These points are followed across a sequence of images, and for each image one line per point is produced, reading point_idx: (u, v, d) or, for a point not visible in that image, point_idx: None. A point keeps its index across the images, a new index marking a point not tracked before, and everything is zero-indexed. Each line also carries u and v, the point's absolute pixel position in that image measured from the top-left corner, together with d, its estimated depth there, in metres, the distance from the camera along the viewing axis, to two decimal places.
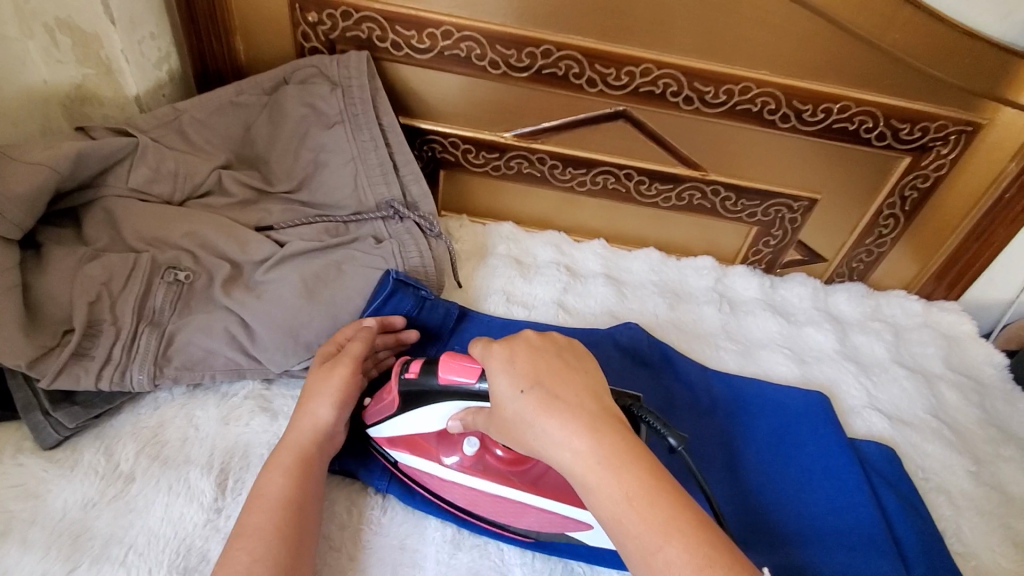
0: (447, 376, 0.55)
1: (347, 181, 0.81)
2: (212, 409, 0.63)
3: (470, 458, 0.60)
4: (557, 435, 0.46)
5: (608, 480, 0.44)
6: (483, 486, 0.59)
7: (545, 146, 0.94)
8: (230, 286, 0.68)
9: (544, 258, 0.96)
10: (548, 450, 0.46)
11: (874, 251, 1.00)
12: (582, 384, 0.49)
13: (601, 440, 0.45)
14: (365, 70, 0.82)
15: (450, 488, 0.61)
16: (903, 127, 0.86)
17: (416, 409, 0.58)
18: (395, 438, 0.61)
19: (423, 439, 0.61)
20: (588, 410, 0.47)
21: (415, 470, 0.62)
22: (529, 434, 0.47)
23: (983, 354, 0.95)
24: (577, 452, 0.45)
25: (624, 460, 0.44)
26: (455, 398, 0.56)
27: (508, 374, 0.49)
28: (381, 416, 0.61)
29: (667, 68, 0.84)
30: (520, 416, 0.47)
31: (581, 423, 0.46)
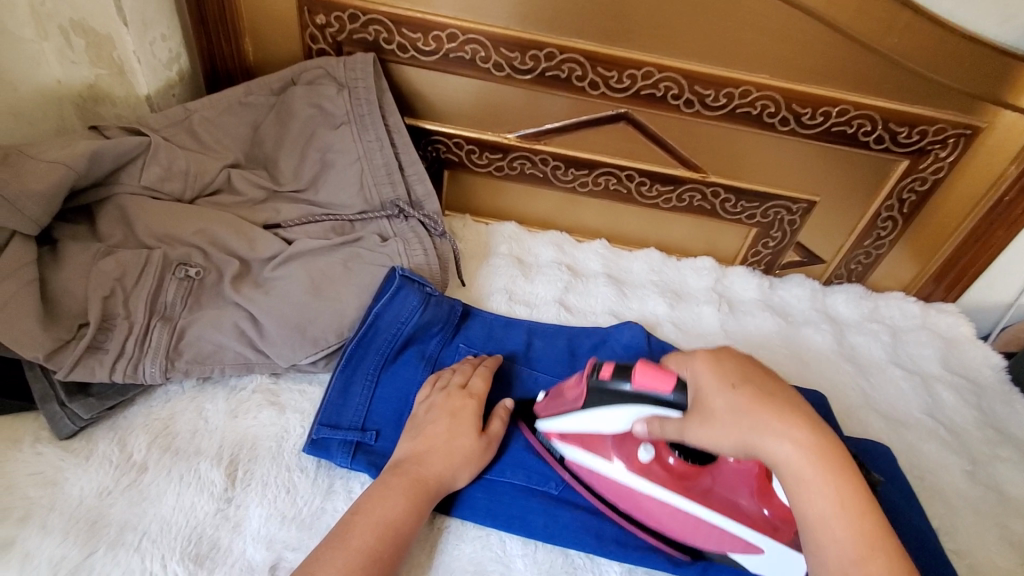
0: (641, 381, 0.55)
1: (353, 181, 0.83)
2: (221, 402, 0.64)
3: (642, 465, 0.61)
4: (779, 433, 0.47)
5: (822, 482, 0.47)
6: (654, 493, 0.60)
7: (549, 147, 0.96)
8: (239, 283, 0.70)
9: (547, 257, 0.98)
10: (765, 441, 0.48)
11: (872, 253, 1.02)
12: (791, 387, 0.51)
13: (820, 444, 0.48)
14: (372, 71, 0.84)
15: (607, 485, 0.63)
16: (901, 130, 0.87)
17: (602, 409, 0.59)
18: (567, 432, 0.64)
19: (599, 436, 0.62)
20: (807, 412, 0.49)
21: (575, 463, 0.65)
22: (742, 429, 0.48)
23: (981, 355, 0.96)
24: (797, 448, 0.47)
25: (834, 466, 0.47)
26: (641, 404, 0.55)
27: (717, 371, 0.51)
28: (557, 410, 0.64)
29: (668, 71, 0.85)
30: (732, 407, 0.49)
31: (803, 422, 0.48)
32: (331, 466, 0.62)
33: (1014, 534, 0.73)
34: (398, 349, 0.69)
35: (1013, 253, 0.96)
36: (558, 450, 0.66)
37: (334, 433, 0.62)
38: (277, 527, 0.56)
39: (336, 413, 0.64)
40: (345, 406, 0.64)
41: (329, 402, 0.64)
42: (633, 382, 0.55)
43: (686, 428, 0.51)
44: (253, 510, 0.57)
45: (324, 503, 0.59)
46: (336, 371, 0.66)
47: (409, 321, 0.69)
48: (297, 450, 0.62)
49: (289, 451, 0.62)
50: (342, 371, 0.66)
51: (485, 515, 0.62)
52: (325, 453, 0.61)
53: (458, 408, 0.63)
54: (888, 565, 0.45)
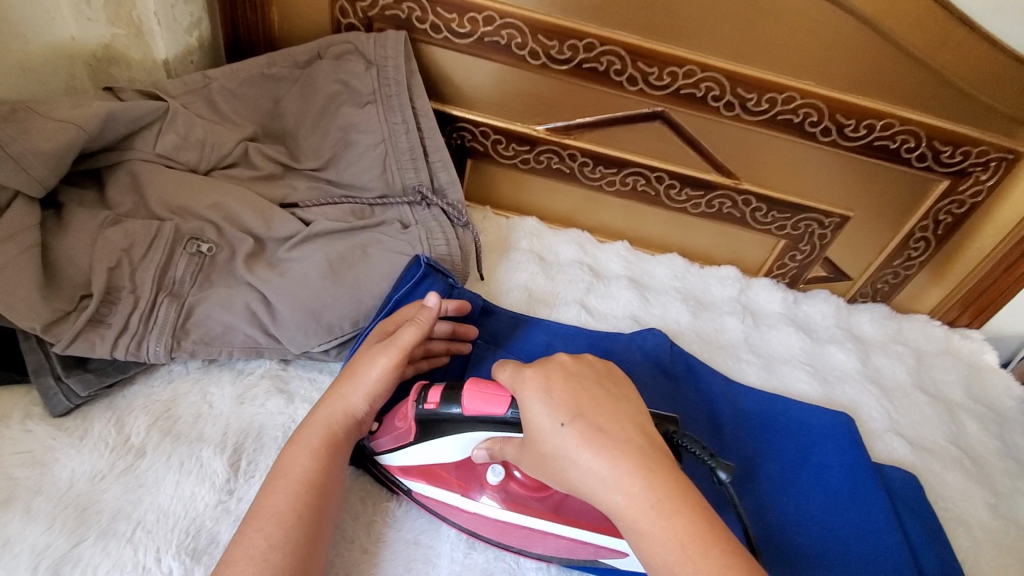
0: (473, 408, 0.53)
1: (376, 163, 0.80)
2: (227, 387, 0.61)
3: (494, 487, 0.58)
4: (606, 473, 0.45)
5: (660, 528, 0.43)
6: (511, 517, 0.58)
7: (577, 142, 0.92)
8: (252, 262, 0.66)
9: (567, 256, 0.95)
10: (597, 492, 0.45)
11: (900, 273, 0.99)
12: (624, 415, 0.49)
13: (653, 482, 0.44)
14: (403, 50, 0.80)
15: (464, 516, 0.60)
16: (945, 149, 0.84)
17: (437, 441, 0.56)
18: (410, 467, 0.60)
19: (441, 469, 0.59)
20: (635, 443, 0.47)
21: (424, 496, 0.61)
22: (576, 477, 0.46)
23: (1003, 385, 0.94)
24: (629, 495, 0.44)
25: (672, 505, 0.44)
26: (480, 429, 0.54)
27: (548, 405, 0.48)
28: (393, 444, 0.59)
29: (711, 71, 0.82)
30: (564, 450, 0.46)
31: (634, 462, 0.45)
32: None
33: None
34: None
35: None
36: (405, 484, 0.61)
37: None
38: None
39: None
40: None
41: None
42: (465, 410, 0.53)
43: (522, 456, 0.52)
44: None
45: None
46: None
47: None
48: None
49: None
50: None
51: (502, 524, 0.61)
52: None
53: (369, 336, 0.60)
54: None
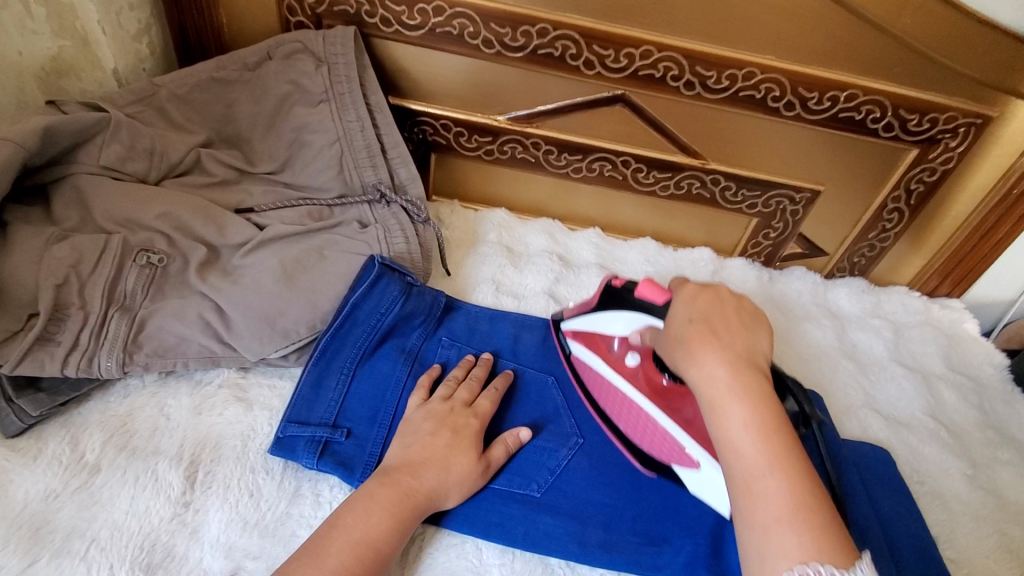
0: (642, 292, 0.60)
1: (331, 162, 0.79)
2: (185, 398, 0.61)
3: (629, 370, 0.65)
4: (703, 358, 0.50)
5: (735, 410, 0.48)
6: (630, 393, 0.64)
7: (540, 130, 0.91)
8: (206, 271, 0.65)
9: (537, 246, 0.95)
10: (691, 371, 0.51)
11: (876, 245, 0.98)
12: (744, 332, 0.52)
13: (740, 373, 0.49)
14: (353, 46, 0.79)
15: (593, 379, 0.68)
16: (912, 117, 0.82)
17: (608, 314, 0.65)
18: (580, 330, 0.69)
19: (602, 339, 0.67)
20: (738, 349, 0.50)
21: (578, 358, 0.70)
22: (679, 358, 0.52)
23: (984, 354, 0.93)
24: (718, 375, 0.49)
25: (755, 407, 0.47)
26: (635, 313, 0.61)
27: (684, 306, 0.55)
28: (580, 310, 0.70)
29: (668, 50, 0.80)
30: (681, 336, 0.53)
31: (728, 355, 0.50)
32: (300, 467, 0.58)
33: (1014, 542, 0.70)
34: (377, 342, 0.66)
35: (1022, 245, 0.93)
36: (569, 347, 0.71)
37: (302, 431, 0.59)
38: (237, 534, 0.52)
39: (306, 410, 0.60)
40: (317, 402, 0.61)
41: (300, 397, 0.61)
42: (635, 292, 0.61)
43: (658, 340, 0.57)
44: (212, 514, 0.53)
45: (290, 507, 0.55)
46: (308, 365, 0.63)
47: (389, 312, 0.66)
48: (263, 450, 0.58)
49: (255, 451, 0.58)
50: (314, 367, 0.62)
51: (469, 521, 0.59)
52: (293, 453, 0.57)
53: (459, 425, 0.59)
54: (790, 490, 0.44)
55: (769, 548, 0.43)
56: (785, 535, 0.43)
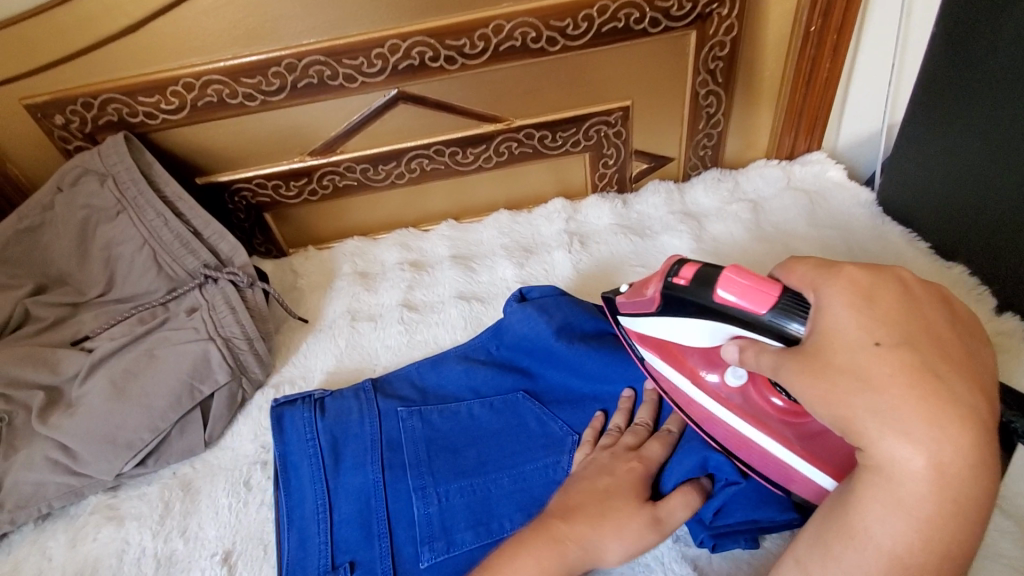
0: (731, 295, 0.49)
1: (149, 264, 0.81)
2: (61, 535, 0.64)
3: (730, 388, 0.56)
4: (924, 436, 0.38)
5: (922, 525, 0.39)
6: (735, 423, 0.55)
7: (346, 154, 0.92)
8: (49, 411, 0.69)
9: (391, 261, 0.96)
10: (891, 437, 0.39)
11: (713, 133, 0.96)
12: (967, 367, 0.41)
13: (971, 470, 0.39)
14: (127, 150, 0.81)
15: (684, 399, 0.60)
16: (670, 4, 0.80)
17: (680, 320, 0.55)
18: (648, 337, 0.61)
19: (681, 351, 0.59)
20: (977, 411, 0.39)
21: (656, 370, 0.62)
22: (856, 409, 0.40)
23: (849, 196, 0.91)
24: (934, 463, 0.38)
25: (952, 517, 0.39)
26: (727, 321, 0.51)
27: (870, 315, 0.43)
28: (633, 309, 0.59)
29: (413, 36, 0.80)
30: (857, 368, 0.41)
31: (965, 439, 0.38)
32: (171, 562, 0.61)
33: None
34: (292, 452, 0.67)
35: (859, 76, 0.91)
36: (641, 352, 0.63)
37: (178, 541, 0.62)
38: None
39: (186, 518, 0.64)
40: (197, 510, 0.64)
41: (182, 507, 0.65)
42: (718, 298, 0.50)
43: (782, 366, 0.45)
44: None
45: None
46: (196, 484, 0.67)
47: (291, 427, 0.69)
48: (135, 559, 0.61)
49: (129, 562, 0.61)
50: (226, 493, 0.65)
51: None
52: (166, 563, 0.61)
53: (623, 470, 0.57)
54: None
55: None
56: None
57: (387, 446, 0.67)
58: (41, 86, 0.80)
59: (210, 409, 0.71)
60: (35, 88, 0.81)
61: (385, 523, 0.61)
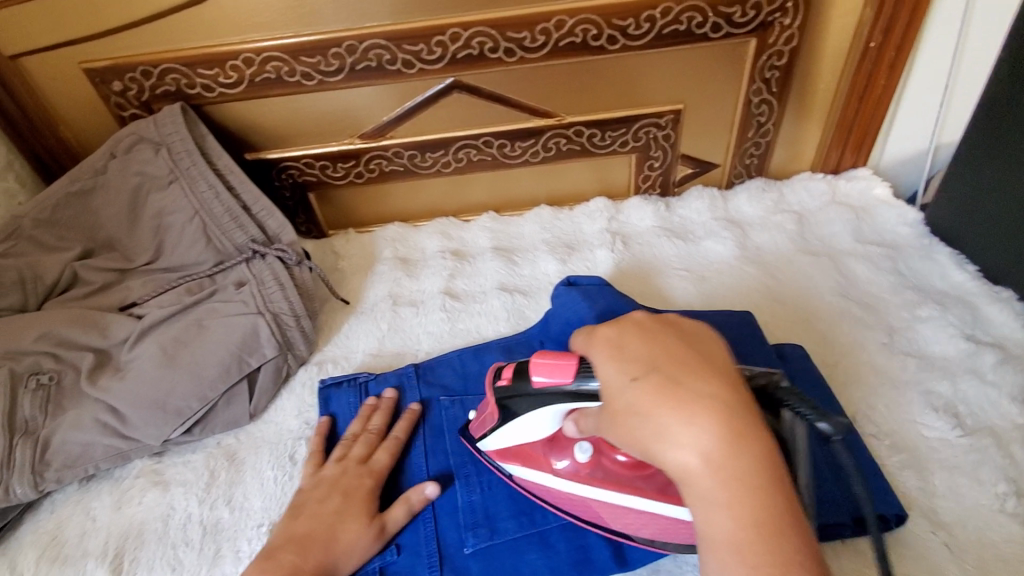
0: (543, 379, 0.51)
1: (198, 236, 0.81)
2: (106, 497, 0.65)
3: (589, 466, 0.56)
4: (681, 438, 0.40)
5: (738, 507, 0.39)
6: (614, 497, 0.55)
7: (396, 139, 0.92)
8: (97, 374, 0.69)
9: (432, 249, 0.96)
10: (668, 448, 0.41)
11: (761, 142, 0.96)
12: (715, 374, 0.42)
13: (741, 452, 0.40)
14: (183, 121, 0.82)
15: (556, 497, 0.58)
16: (734, 11, 0.80)
17: (524, 417, 0.55)
18: (508, 448, 0.60)
19: (531, 448, 0.59)
20: (722, 409, 0.41)
21: (524, 480, 0.60)
22: (636, 431, 0.41)
23: (896, 214, 0.90)
24: (703, 457, 0.40)
25: (744, 502, 0.39)
26: (559, 400, 0.52)
27: (618, 360, 0.44)
28: (483, 430, 0.60)
29: (474, 26, 0.80)
30: (632, 406, 0.42)
31: (725, 431, 0.40)
32: (217, 530, 0.61)
33: (941, 399, 0.67)
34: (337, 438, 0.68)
35: (913, 95, 0.91)
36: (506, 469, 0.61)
37: (227, 513, 0.62)
38: None
39: (236, 491, 0.64)
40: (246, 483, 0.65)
41: (231, 479, 0.65)
42: (532, 382, 0.52)
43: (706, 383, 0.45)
44: None
45: (211, 571, 0.58)
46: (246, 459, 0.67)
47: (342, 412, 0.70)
48: (181, 524, 0.62)
49: (174, 527, 0.62)
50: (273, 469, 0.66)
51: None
52: (214, 533, 0.61)
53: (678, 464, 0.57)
54: None
55: None
56: None
57: (431, 432, 0.68)
58: (103, 51, 0.81)
59: (256, 382, 0.72)
60: (97, 53, 0.81)
61: (430, 507, 0.61)
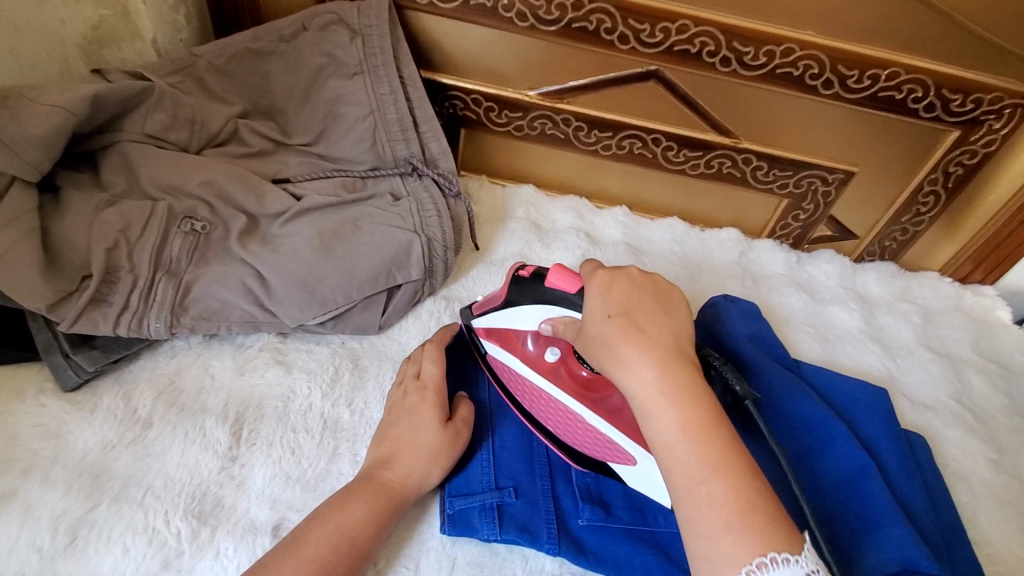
0: (553, 281, 0.56)
1: (365, 135, 0.79)
2: (227, 359, 0.64)
3: (550, 365, 0.63)
4: (629, 361, 0.46)
5: (669, 414, 0.44)
6: (554, 391, 0.63)
7: (571, 106, 0.90)
8: (246, 238, 0.67)
9: (564, 223, 0.95)
10: (617, 374, 0.47)
11: (909, 230, 0.96)
12: (669, 327, 0.49)
13: (670, 376, 0.45)
14: (388, 18, 0.78)
15: (513, 379, 0.65)
16: (955, 98, 0.80)
17: (516, 309, 0.61)
18: (492, 330, 0.65)
19: (513, 334, 0.64)
20: (663, 346, 0.47)
21: (494, 359, 0.67)
22: (601, 359, 0.48)
23: (1016, 341, 0.91)
24: (645, 380, 0.45)
25: (694, 421, 0.44)
26: (552, 304, 0.57)
27: (602, 298, 0.51)
28: (487, 309, 0.65)
29: (705, 25, 0.79)
30: (602, 337, 0.48)
31: (657, 358, 0.46)
32: (337, 429, 0.61)
33: None
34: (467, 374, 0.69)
35: None
36: (484, 348, 0.68)
37: (353, 419, 0.62)
38: (281, 488, 0.56)
39: (363, 401, 0.64)
40: (375, 398, 0.64)
41: (355, 384, 0.65)
42: (547, 282, 0.56)
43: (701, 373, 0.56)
44: (257, 469, 0.57)
45: (329, 465, 0.58)
46: (371, 371, 0.66)
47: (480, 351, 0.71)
48: (302, 410, 0.62)
49: (295, 412, 0.61)
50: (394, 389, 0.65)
51: (526, 528, 0.58)
52: (335, 433, 0.61)
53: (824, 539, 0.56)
54: (731, 493, 0.41)
55: (715, 557, 0.40)
56: (733, 545, 0.40)
57: None
58: None
59: (393, 297, 0.70)
60: None
61: (548, 468, 0.62)
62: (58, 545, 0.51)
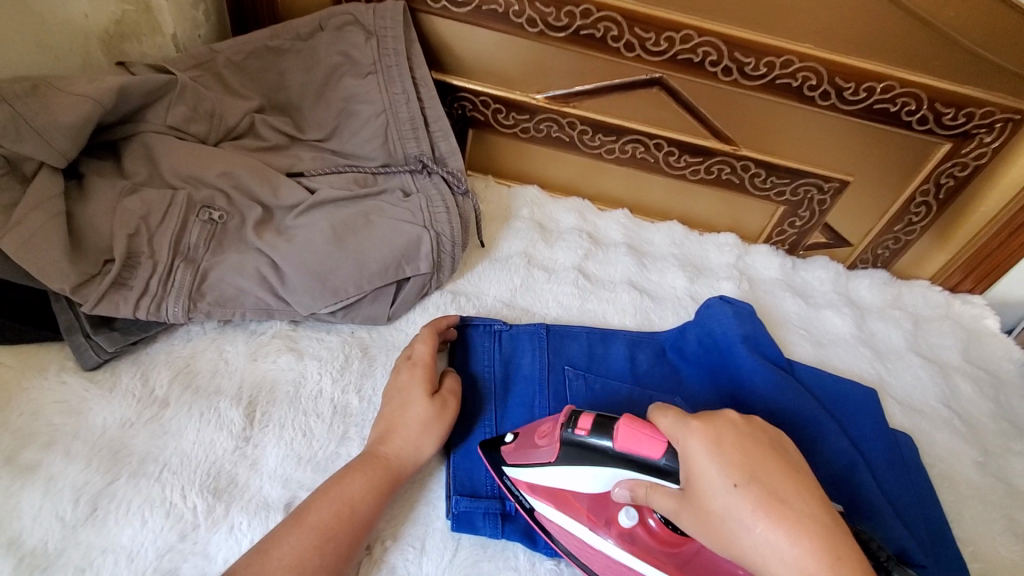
0: (625, 443, 0.51)
1: (377, 132, 0.82)
2: (241, 344, 0.66)
3: (623, 529, 0.56)
4: (768, 538, 0.42)
5: None
6: (634, 563, 0.55)
7: (577, 110, 0.93)
8: (261, 228, 0.70)
9: (568, 224, 0.97)
10: (759, 556, 0.43)
11: (901, 238, 0.99)
12: (801, 487, 0.45)
13: (825, 556, 0.42)
14: (402, 19, 0.81)
15: (581, 548, 0.58)
16: (947, 112, 0.83)
17: (574, 468, 0.55)
18: (537, 485, 0.58)
19: (571, 496, 0.57)
20: (811, 518, 0.43)
21: (545, 518, 0.59)
22: (738, 538, 0.43)
23: (1003, 349, 0.94)
24: (800, 569, 0.41)
25: None
26: (629, 468, 0.52)
27: (719, 464, 0.45)
28: (524, 460, 0.58)
29: (709, 35, 0.81)
30: (730, 511, 0.44)
31: (807, 537, 0.42)
32: (347, 414, 0.63)
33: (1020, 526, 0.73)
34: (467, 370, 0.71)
35: None
36: (527, 501, 0.60)
37: (362, 404, 0.64)
38: (293, 468, 0.58)
39: (372, 387, 0.66)
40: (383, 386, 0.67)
41: (364, 372, 0.67)
42: (616, 442, 0.52)
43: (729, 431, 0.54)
44: (270, 449, 0.59)
45: (339, 447, 0.61)
46: (379, 359, 0.69)
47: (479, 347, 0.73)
48: (313, 395, 0.64)
49: (307, 396, 0.63)
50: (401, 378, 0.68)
51: (528, 518, 0.61)
52: (344, 418, 0.63)
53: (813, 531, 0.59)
54: None
55: None
56: None
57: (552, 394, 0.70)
58: None
59: (402, 290, 0.73)
60: None
61: None
62: (78, 516, 0.53)
